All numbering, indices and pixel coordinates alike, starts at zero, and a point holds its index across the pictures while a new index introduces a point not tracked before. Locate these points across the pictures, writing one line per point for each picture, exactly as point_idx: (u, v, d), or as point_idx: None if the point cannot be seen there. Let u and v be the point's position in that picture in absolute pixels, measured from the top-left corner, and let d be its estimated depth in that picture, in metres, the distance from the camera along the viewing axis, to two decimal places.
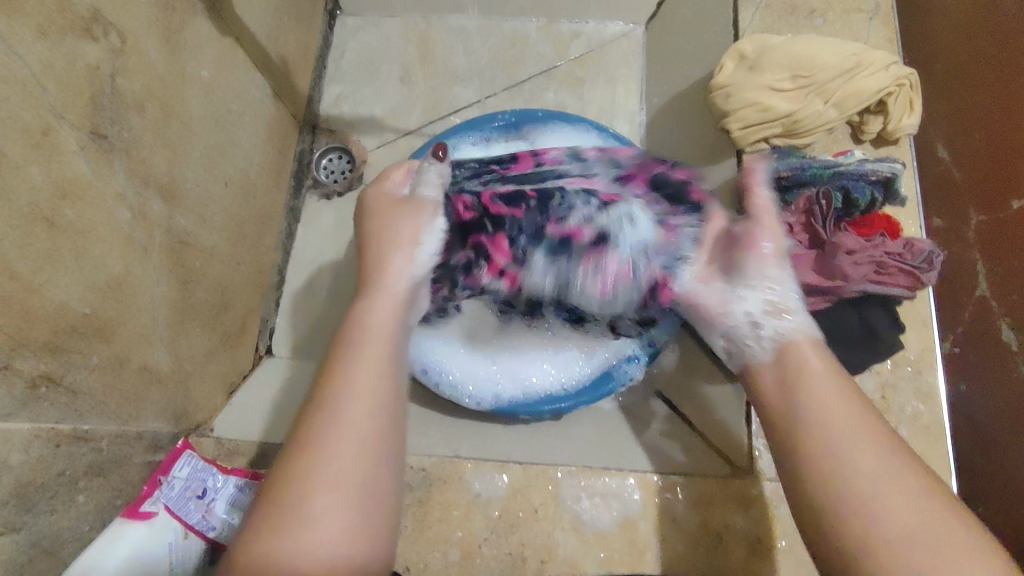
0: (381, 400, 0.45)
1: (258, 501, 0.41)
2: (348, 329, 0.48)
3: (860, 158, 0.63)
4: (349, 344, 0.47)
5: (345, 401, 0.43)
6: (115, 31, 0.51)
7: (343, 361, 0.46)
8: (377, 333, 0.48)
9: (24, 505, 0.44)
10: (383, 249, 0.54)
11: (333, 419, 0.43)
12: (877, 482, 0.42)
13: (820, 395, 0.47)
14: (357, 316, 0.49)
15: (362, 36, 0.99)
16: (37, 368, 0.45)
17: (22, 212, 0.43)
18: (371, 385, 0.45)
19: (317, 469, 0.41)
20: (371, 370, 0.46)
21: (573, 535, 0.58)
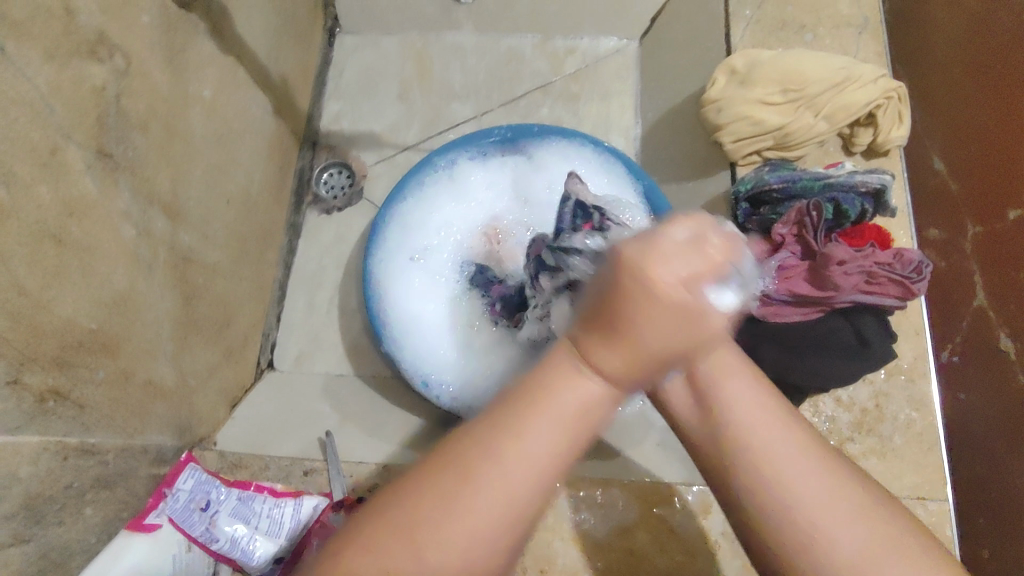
0: (539, 503, 0.30)
1: (349, 539, 0.30)
2: (530, 383, 0.31)
3: (850, 170, 0.64)
4: (519, 415, 0.30)
5: (490, 499, 0.29)
6: (120, 53, 0.53)
7: (511, 428, 0.30)
8: (568, 410, 0.30)
9: (32, 518, 0.45)
10: (648, 350, 0.29)
11: (475, 504, 0.29)
12: (791, 506, 0.35)
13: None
14: (559, 372, 0.30)
15: (361, 54, 1.01)
16: (44, 383, 0.46)
17: (32, 230, 0.45)
18: (535, 486, 0.30)
19: (425, 558, 0.29)
20: (541, 459, 0.30)
21: (573, 545, 0.58)
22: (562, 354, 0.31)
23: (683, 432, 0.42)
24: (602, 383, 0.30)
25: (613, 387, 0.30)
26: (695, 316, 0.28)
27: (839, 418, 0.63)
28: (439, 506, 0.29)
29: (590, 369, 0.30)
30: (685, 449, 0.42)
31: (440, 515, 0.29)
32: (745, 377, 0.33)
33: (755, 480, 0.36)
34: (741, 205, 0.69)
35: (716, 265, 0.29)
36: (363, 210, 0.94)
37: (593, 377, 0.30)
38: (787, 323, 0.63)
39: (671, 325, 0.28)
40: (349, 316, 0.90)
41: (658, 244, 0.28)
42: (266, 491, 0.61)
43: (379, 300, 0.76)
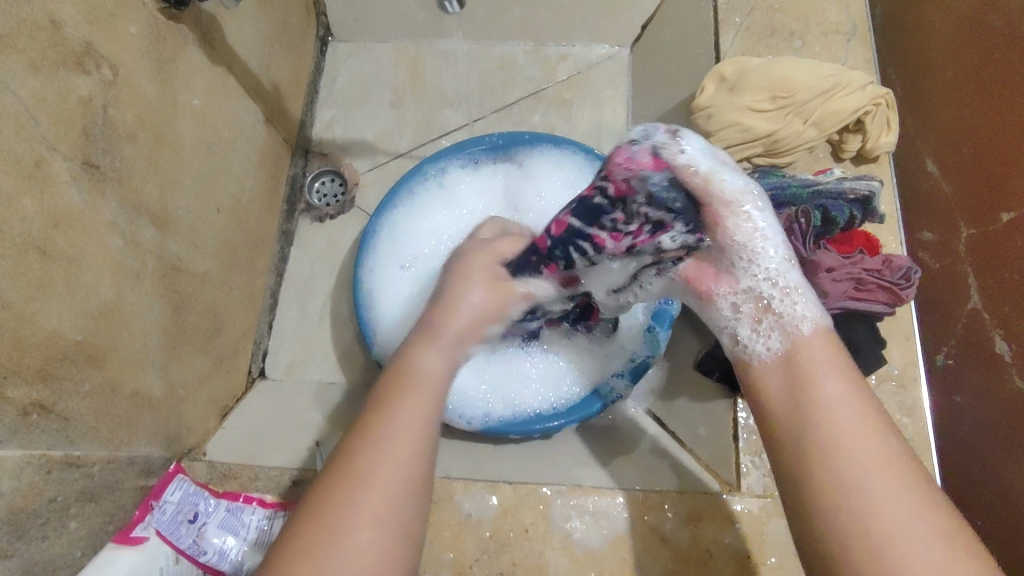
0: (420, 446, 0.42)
1: (293, 528, 0.38)
2: (394, 378, 0.45)
3: (838, 177, 0.65)
4: (391, 389, 0.44)
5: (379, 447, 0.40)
6: (107, 64, 0.53)
7: (387, 403, 0.43)
8: (427, 382, 0.45)
9: (15, 532, 0.45)
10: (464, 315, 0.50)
11: (368, 464, 0.40)
12: (896, 508, 0.38)
13: (844, 409, 0.42)
14: (410, 364, 0.46)
15: (354, 61, 1.01)
16: (27, 396, 0.46)
17: (15, 242, 0.44)
18: (410, 441, 0.41)
19: (352, 505, 0.38)
20: (412, 417, 0.42)
21: (564, 554, 0.58)
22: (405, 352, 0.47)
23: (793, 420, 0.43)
24: (437, 353, 0.47)
25: (446, 351, 0.48)
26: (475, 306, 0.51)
27: None
28: (347, 475, 0.39)
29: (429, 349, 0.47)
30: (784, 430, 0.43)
31: (342, 484, 0.39)
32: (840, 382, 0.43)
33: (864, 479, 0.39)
34: None
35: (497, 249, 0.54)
36: (355, 218, 0.94)
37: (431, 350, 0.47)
38: None
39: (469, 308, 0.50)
40: (341, 324, 0.90)
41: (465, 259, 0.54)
42: (255, 502, 0.61)
43: (370, 306, 0.76)
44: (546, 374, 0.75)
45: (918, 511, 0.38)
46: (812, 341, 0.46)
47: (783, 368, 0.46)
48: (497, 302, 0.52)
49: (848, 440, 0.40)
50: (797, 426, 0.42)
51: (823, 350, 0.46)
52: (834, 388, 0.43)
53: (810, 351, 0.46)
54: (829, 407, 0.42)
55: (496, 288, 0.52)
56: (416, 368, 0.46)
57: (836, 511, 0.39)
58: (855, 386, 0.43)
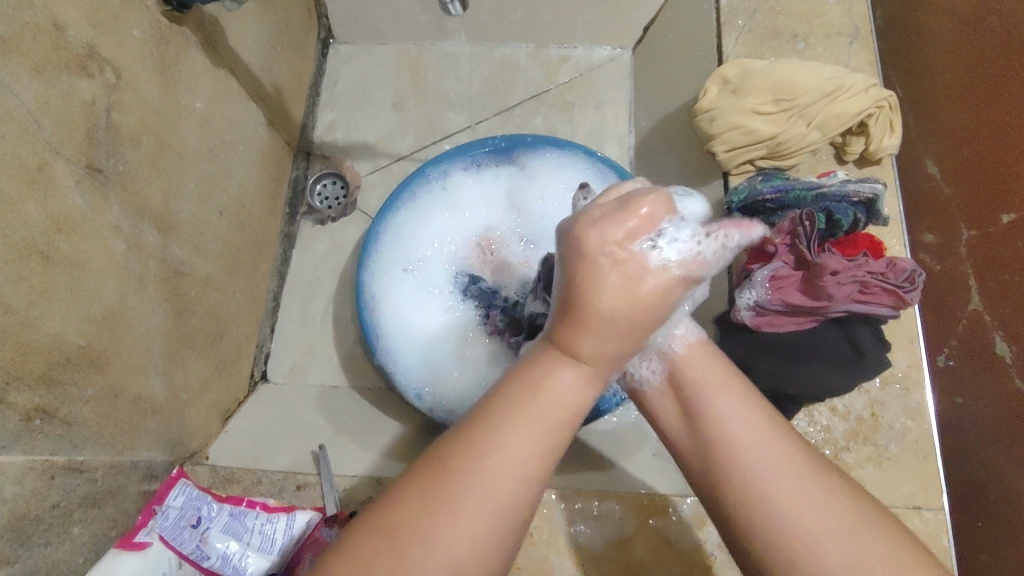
0: (529, 481, 0.35)
1: (368, 527, 0.34)
2: (516, 387, 0.36)
3: (842, 179, 0.65)
4: (515, 400, 0.36)
5: (484, 469, 0.34)
6: (110, 68, 0.53)
7: (504, 421, 0.35)
8: (550, 410, 0.36)
9: (18, 538, 0.45)
10: (614, 320, 0.35)
11: (462, 493, 0.34)
12: (805, 514, 0.36)
13: (734, 423, 0.40)
14: (542, 374, 0.36)
15: (355, 64, 1.01)
16: (31, 401, 0.45)
17: (18, 246, 0.44)
18: (516, 481, 0.34)
19: (433, 543, 0.33)
20: (524, 451, 0.35)
21: (569, 558, 0.58)
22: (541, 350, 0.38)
23: (697, 451, 0.41)
24: (578, 373, 0.36)
25: (589, 371, 0.37)
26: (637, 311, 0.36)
27: (835, 427, 0.63)
28: (438, 501, 0.34)
29: (571, 361, 0.36)
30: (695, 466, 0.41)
31: (432, 508, 0.33)
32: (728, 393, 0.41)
33: (768, 494, 0.37)
34: (733, 215, 0.69)
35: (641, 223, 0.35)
36: (357, 220, 0.94)
37: (570, 367, 0.36)
38: (780, 334, 0.63)
39: (623, 296, 0.35)
40: (344, 327, 0.90)
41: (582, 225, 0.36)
42: (258, 506, 0.60)
43: (372, 309, 0.76)
44: None
45: (821, 504, 0.36)
46: (692, 354, 0.43)
47: (670, 395, 0.43)
48: (629, 298, 0.35)
49: (745, 455, 0.38)
50: (704, 460, 0.40)
51: (704, 361, 0.43)
52: (724, 401, 0.41)
53: (688, 363, 0.43)
54: (717, 426, 0.40)
55: (602, 283, 0.35)
56: (549, 386, 0.36)
57: (756, 534, 0.37)
58: (742, 392, 0.41)
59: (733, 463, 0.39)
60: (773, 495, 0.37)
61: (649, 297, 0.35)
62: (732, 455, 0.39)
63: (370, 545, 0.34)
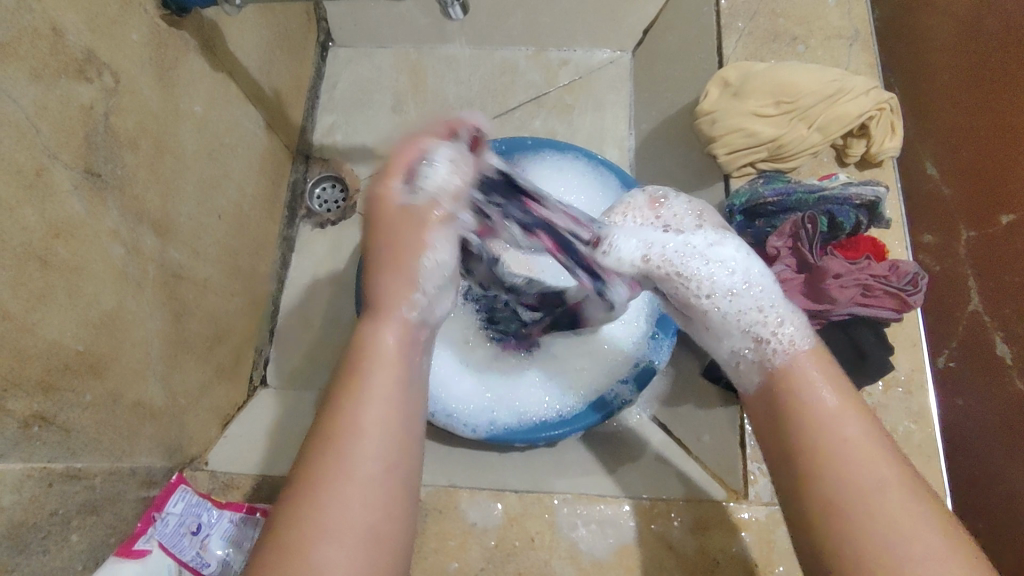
0: (392, 434, 0.40)
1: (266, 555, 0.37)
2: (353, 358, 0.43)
3: (844, 182, 0.64)
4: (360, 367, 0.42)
5: (349, 441, 0.39)
6: (109, 72, 0.52)
7: (341, 397, 0.41)
8: (380, 362, 0.43)
9: (15, 547, 0.44)
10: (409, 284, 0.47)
11: (334, 468, 0.38)
12: (897, 519, 0.37)
13: (846, 423, 0.41)
14: (362, 343, 0.44)
15: (354, 67, 1.01)
16: (28, 408, 0.45)
17: (16, 251, 0.44)
18: (381, 415, 0.41)
19: (320, 523, 0.37)
20: (374, 402, 0.41)
21: (570, 563, 0.57)
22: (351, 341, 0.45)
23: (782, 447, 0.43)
24: (393, 331, 0.45)
25: (395, 323, 0.45)
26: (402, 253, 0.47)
27: None
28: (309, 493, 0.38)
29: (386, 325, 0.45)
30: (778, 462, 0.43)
31: (307, 492, 0.38)
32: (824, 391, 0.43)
33: (866, 493, 0.38)
34: (735, 218, 0.68)
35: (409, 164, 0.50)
36: (357, 224, 0.94)
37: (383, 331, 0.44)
38: None
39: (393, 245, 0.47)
40: (343, 331, 0.89)
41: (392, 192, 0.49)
42: (259, 513, 0.60)
43: None
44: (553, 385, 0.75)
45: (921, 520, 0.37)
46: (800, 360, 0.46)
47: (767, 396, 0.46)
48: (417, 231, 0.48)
49: (865, 457, 0.39)
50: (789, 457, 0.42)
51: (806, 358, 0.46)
52: (833, 400, 0.42)
53: (802, 369, 0.46)
54: (834, 425, 0.41)
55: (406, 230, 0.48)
56: (370, 347, 0.44)
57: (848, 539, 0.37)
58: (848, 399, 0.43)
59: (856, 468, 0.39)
60: (892, 499, 0.38)
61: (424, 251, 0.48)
62: (835, 455, 0.40)
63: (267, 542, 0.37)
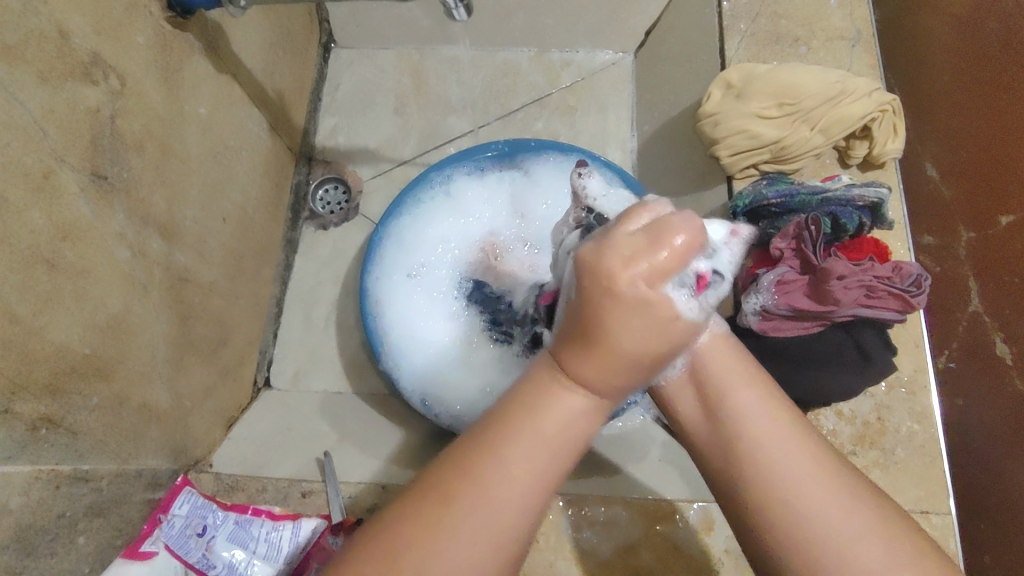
0: (529, 518, 0.35)
1: (370, 568, 0.33)
2: (524, 410, 0.36)
3: (847, 183, 0.65)
4: (521, 426, 0.35)
5: (494, 497, 0.34)
6: (115, 75, 0.53)
7: (500, 440, 0.35)
8: (549, 434, 0.36)
9: (24, 549, 0.44)
10: (624, 353, 0.34)
11: (466, 519, 0.34)
12: (831, 517, 0.36)
13: (757, 417, 0.40)
14: (548, 399, 0.36)
15: (357, 68, 1.01)
16: (36, 411, 0.45)
17: (25, 255, 0.44)
18: (525, 495, 0.35)
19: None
20: (534, 469, 0.35)
21: (575, 564, 0.57)
22: (543, 374, 0.37)
23: (719, 444, 0.41)
24: (586, 401, 0.36)
25: (596, 397, 0.36)
26: (668, 325, 0.34)
27: (841, 432, 0.62)
28: (439, 531, 0.33)
29: (575, 386, 0.36)
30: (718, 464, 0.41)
31: (446, 538, 0.33)
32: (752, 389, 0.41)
33: (796, 498, 0.37)
34: (739, 219, 0.69)
35: (671, 265, 0.33)
36: (360, 225, 0.94)
37: (575, 393, 0.36)
38: (785, 338, 0.63)
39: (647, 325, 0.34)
40: (347, 333, 0.90)
41: (610, 244, 0.33)
42: (264, 515, 0.60)
43: (376, 316, 0.76)
44: None
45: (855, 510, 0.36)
46: (713, 346, 0.43)
47: (690, 389, 0.43)
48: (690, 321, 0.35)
49: (781, 457, 0.38)
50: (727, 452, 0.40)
51: (727, 350, 0.43)
52: (749, 396, 0.41)
53: (719, 359, 0.43)
54: (750, 429, 0.40)
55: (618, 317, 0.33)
56: (552, 409, 0.36)
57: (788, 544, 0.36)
58: (763, 388, 0.42)
59: (764, 464, 0.38)
60: (797, 492, 0.37)
61: (667, 319, 0.34)
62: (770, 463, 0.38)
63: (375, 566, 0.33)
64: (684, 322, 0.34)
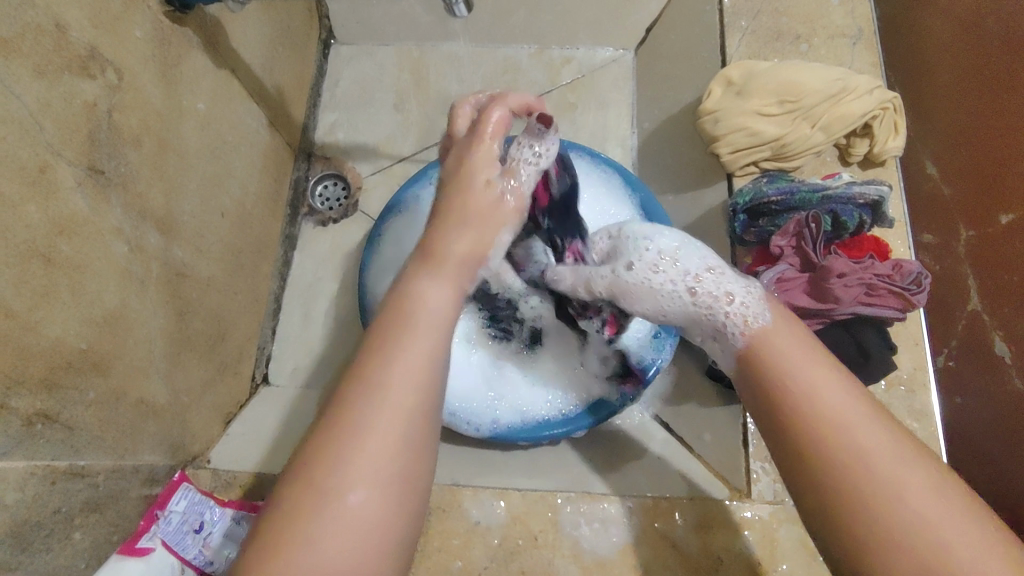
0: (422, 403, 0.37)
1: (284, 495, 0.35)
2: (396, 310, 0.40)
3: (847, 181, 0.65)
4: (395, 324, 0.39)
5: (383, 389, 0.36)
6: (112, 69, 0.52)
7: (382, 349, 0.38)
8: (426, 323, 0.40)
9: (19, 545, 0.44)
10: (484, 220, 0.47)
11: (366, 415, 0.36)
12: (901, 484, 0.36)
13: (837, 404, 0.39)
14: (413, 294, 0.41)
15: (356, 64, 1.01)
16: (32, 406, 0.45)
17: (19, 249, 0.44)
18: (414, 380, 0.37)
19: (341, 471, 0.34)
20: (417, 357, 0.38)
21: (573, 562, 0.57)
22: (410, 284, 0.42)
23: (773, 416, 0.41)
24: (444, 287, 0.42)
25: (450, 283, 0.43)
26: (487, 213, 0.47)
27: None
28: (337, 441, 0.35)
29: (439, 279, 0.42)
30: (773, 430, 0.41)
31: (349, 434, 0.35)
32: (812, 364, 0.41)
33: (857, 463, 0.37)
34: (739, 217, 0.68)
35: (490, 154, 0.49)
36: (359, 222, 0.94)
37: (434, 282, 0.42)
38: None
39: (489, 197, 0.48)
40: (345, 330, 0.89)
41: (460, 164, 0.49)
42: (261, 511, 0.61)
43: (375, 313, 0.76)
44: (554, 381, 0.75)
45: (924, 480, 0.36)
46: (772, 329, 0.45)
47: (747, 365, 0.44)
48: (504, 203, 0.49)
49: (846, 427, 0.38)
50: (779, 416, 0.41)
51: (783, 330, 0.44)
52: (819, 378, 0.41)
53: (769, 338, 0.44)
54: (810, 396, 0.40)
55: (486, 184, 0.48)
56: (421, 301, 0.41)
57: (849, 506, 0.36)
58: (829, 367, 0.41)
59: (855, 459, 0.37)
60: (871, 462, 0.37)
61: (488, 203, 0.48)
62: (828, 428, 0.38)
63: (285, 503, 0.34)
64: (505, 210, 0.49)
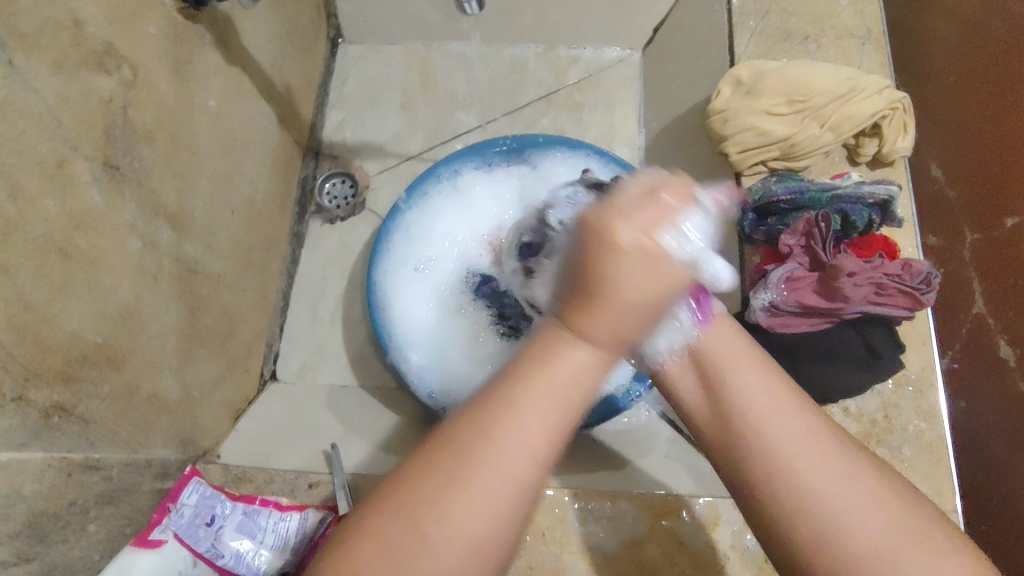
0: (539, 465, 0.34)
1: (360, 522, 0.33)
2: (526, 366, 0.34)
3: (858, 181, 0.65)
4: (529, 374, 0.34)
5: (499, 442, 0.33)
6: (128, 65, 0.53)
7: (511, 406, 0.33)
8: (557, 384, 0.34)
9: (35, 536, 0.44)
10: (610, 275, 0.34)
11: (475, 464, 0.33)
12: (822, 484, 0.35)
13: (769, 404, 0.39)
14: (553, 351, 0.34)
15: (364, 63, 1.01)
16: (49, 398, 0.45)
17: (38, 243, 0.44)
18: (535, 439, 0.33)
19: (437, 515, 0.32)
20: (541, 416, 0.34)
21: (581, 559, 0.57)
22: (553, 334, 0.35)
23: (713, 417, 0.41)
24: (590, 350, 0.34)
25: (602, 350, 0.35)
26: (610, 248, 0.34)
27: (848, 429, 0.62)
28: (434, 485, 0.32)
29: (580, 340, 0.34)
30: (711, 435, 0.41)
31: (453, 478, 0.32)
32: (756, 370, 0.40)
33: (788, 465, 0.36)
34: (748, 215, 0.69)
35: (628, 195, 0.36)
36: (367, 219, 0.94)
37: (582, 346, 0.34)
38: (795, 334, 0.63)
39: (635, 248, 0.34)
40: (352, 327, 0.90)
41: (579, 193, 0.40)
42: (271, 506, 0.61)
43: (386, 309, 0.76)
44: None
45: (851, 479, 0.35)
46: (720, 333, 0.43)
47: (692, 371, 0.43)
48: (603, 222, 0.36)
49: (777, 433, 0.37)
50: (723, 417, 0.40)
51: (734, 342, 0.43)
52: (753, 379, 0.40)
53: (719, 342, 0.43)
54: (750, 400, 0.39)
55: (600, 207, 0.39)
56: (559, 359, 0.34)
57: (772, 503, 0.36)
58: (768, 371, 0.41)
59: (776, 466, 0.36)
60: (791, 461, 0.36)
61: (670, 270, 0.34)
62: (763, 426, 0.38)
63: (360, 527, 0.33)
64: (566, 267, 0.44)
